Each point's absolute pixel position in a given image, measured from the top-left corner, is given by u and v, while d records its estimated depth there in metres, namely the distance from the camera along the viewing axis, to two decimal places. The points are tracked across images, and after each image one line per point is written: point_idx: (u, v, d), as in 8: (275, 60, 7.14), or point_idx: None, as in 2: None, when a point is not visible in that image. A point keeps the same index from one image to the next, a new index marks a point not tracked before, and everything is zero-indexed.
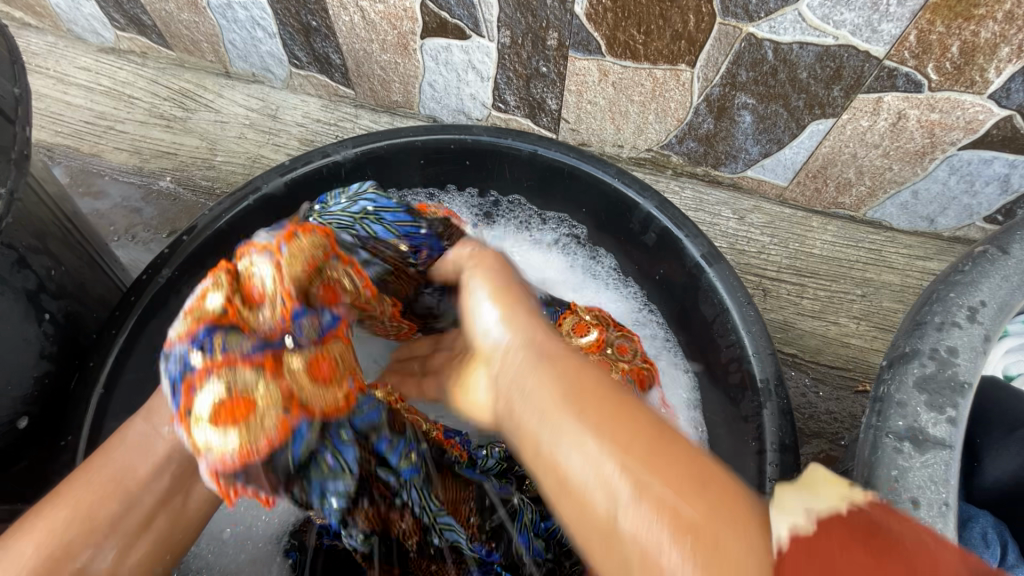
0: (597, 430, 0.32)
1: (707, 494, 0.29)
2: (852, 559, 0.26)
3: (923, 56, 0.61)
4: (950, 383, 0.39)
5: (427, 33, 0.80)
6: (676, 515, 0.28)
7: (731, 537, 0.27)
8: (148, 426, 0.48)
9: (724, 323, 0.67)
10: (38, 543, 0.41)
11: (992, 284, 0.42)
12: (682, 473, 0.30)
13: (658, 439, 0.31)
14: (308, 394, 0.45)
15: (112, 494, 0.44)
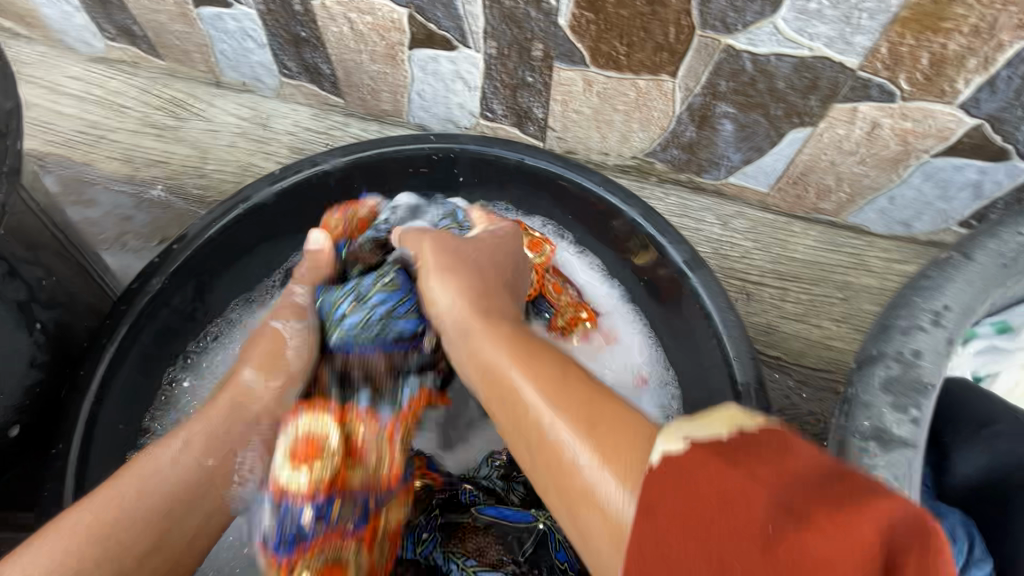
0: (536, 377, 0.45)
1: (602, 415, 0.40)
2: (714, 474, 0.31)
3: (894, 67, 0.63)
4: (914, 384, 0.41)
5: (416, 44, 0.82)
6: (581, 432, 0.39)
7: (620, 440, 0.38)
8: (182, 453, 0.58)
9: (706, 328, 0.69)
10: (81, 537, 0.51)
11: (957, 289, 0.44)
12: (614, 425, 0.39)
13: (584, 393, 0.42)
14: (381, 553, 0.62)
15: (138, 504, 0.54)
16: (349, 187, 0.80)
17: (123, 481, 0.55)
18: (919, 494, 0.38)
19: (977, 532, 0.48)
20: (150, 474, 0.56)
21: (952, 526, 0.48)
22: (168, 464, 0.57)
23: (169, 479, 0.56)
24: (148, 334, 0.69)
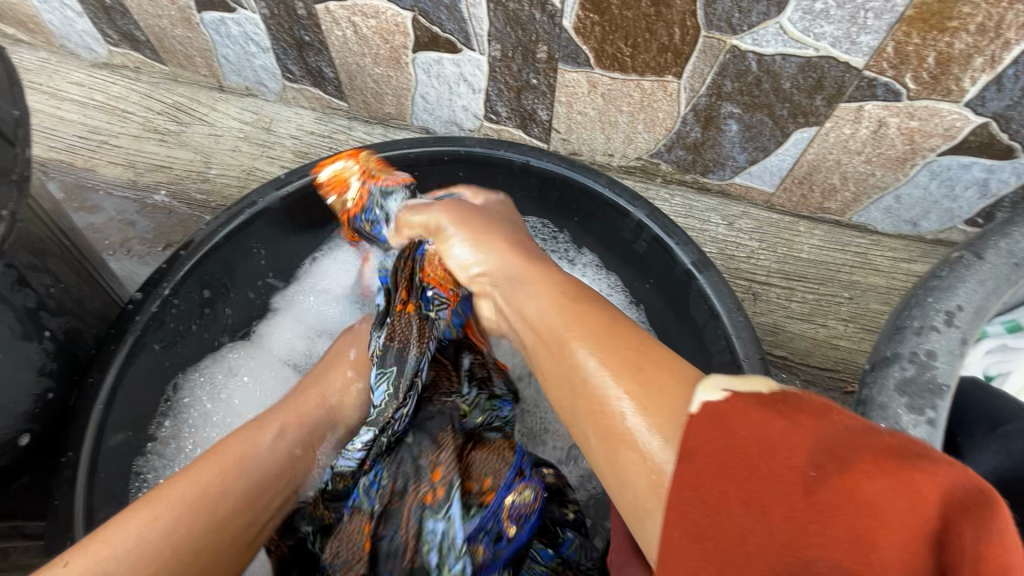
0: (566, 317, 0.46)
1: (647, 370, 0.39)
2: (769, 425, 0.32)
3: (901, 66, 0.63)
4: (929, 385, 0.40)
5: (419, 47, 0.82)
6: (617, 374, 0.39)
7: (665, 390, 0.37)
8: (260, 432, 0.60)
9: (715, 329, 0.69)
10: (176, 513, 0.51)
11: (968, 288, 0.43)
12: (653, 372, 0.38)
13: (617, 334, 0.43)
14: None
15: (232, 480, 0.55)
16: None
17: (208, 461, 0.56)
18: None
19: None
20: (243, 457, 0.57)
21: None
22: (256, 448, 0.59)
23: (253, 470, 0.57)
24: (153, 340, 0.69)
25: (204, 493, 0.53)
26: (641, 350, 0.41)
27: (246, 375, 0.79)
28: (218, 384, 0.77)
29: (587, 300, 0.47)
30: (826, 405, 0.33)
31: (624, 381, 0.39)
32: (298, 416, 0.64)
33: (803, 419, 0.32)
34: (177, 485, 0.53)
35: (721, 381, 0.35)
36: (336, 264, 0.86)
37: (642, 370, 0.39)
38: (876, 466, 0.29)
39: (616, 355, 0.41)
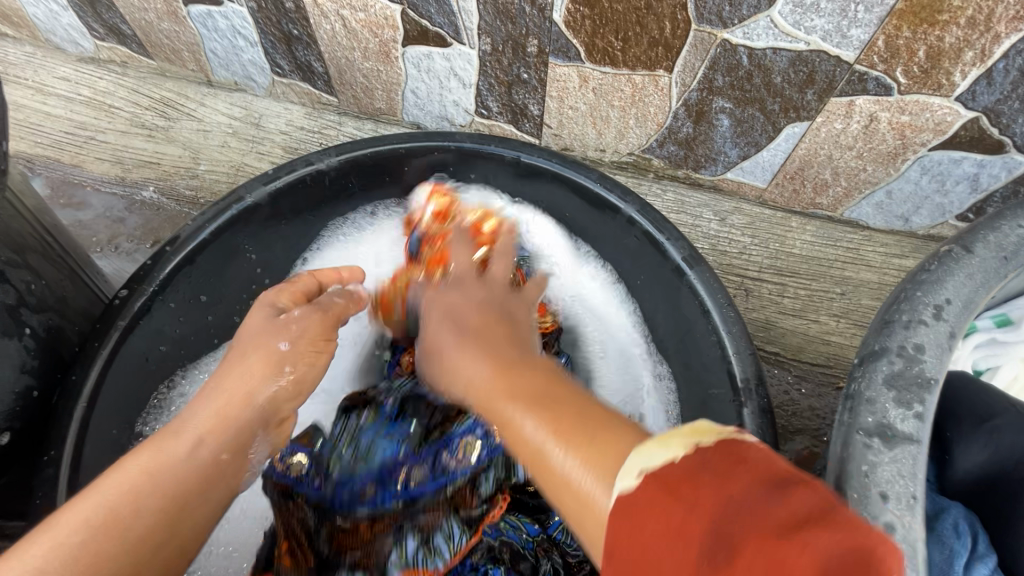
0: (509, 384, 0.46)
1: (579, 435, 0.39)
2: (663, 491, 0.32)
3: (891, 60, 0.63)
4: (917, 379, 0.40)
5: (409, 41, 0.81)
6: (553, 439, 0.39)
7: (602, 452, 0.37)
8: (195, 433, 0.51)
9: (706, 325, 0.68)
10: (82, 534, 0.44)
11: (956, 282, 0.43)
12: (591, 431, 0.39)
13: (552, 400, 0.43)
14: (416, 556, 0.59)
15: (153, 490, 0.47)
16: (343, 187, 0.80)
17: (117, 480, 0.47)
18: (924, 489, 0.37)
19: (980, 526, 0.47)
20: (158, 473, 0.48)
21: (955, 519, 0.46)
22: (182, 454, 0.49)
23: (178, 484, 0.48)
24: (139, 338, 0.68)
25: (112, 517, 0.45)
26: (578, 421, 0.40)
27: None
28: None
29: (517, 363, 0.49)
30: (723, 469, 0.31)
31: (563, 447, 0.38)
32: (226, 414, 0.53)
33: (701, 495, 0.30)
34: (78, 513, 0.45)
35: (636, 462, 0.34)
36: (348, 245, 0.85)
37: (574, 438, 0.39)
38: (759, 544, 0.27)
39: (557, 427, 0.40)
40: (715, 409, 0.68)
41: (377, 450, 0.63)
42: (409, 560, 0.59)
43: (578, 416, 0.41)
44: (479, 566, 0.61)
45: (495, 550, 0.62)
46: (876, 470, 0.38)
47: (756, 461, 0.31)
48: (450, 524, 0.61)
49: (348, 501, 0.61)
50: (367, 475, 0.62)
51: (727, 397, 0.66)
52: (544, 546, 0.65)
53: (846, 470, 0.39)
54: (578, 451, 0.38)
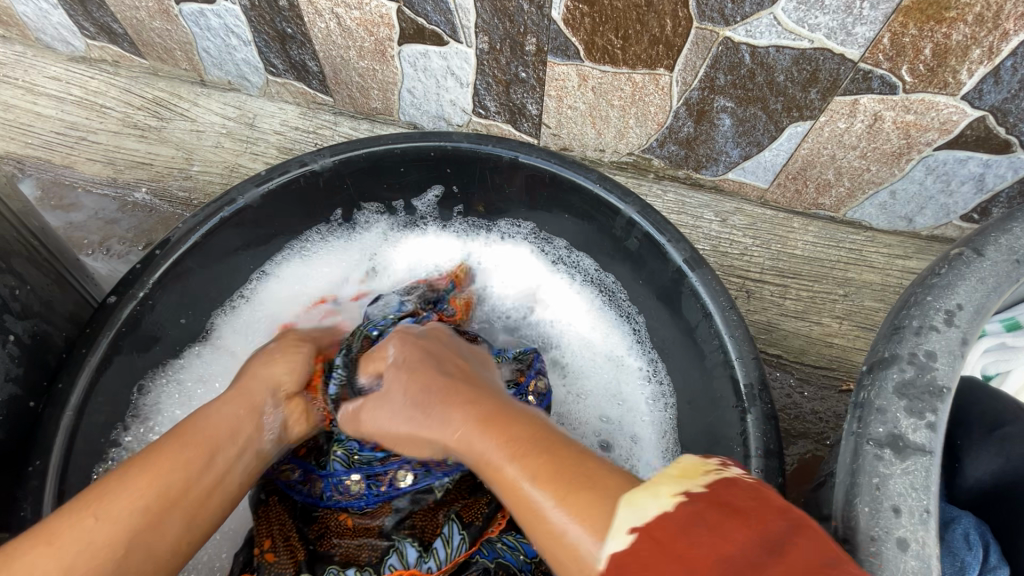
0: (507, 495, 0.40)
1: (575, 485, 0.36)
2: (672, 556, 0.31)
3: (897, 58, 0.62)
4: (929, 388, 0.39)
5: (405, 39, 0.80)
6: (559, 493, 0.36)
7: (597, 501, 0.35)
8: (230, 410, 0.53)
9: (708, 329, 0.67)
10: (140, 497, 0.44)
11: (968, 287, 0.42)
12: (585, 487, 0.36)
13: (550, 451, 0.39)
14: None
15: (200, 458, 0.48)
16: (338, 188, 0.78)
17: (169, 437, 0.49)
18: (938, 503, 0.36)
19: (992, 536, 0.46)
20: (201, 430, 0.50)
21: (966, 529, 0.45)
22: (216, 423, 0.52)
23: (216, 437, 0.51)
24: (128, 344, 0.67)
25: (161, 456, 0.47)
26: (566, 463, 0.38)
27: (217, 380, 0.75)
28: (189, 392, 0.74)
29: (503, 434, 0.43)
30: (728, 514, 0.32)
31: (561, 504, 0.35)
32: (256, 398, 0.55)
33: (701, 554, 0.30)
34: (140, 461, 0.46)
35: (625, 518, 0.33)
36: (318, 256, 0.84)
37: (569, 485, 0.36)
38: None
39: (545, 473, 0.37)
40: (718, 414, 0.67)
41: (364, 449, 0.62)
42: (405, 565, 0.57)
43: (560, 448, 0.39)
44: None
45: (490, 573, 0.59)
46: (886, 483, 0.36)
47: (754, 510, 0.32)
48: (450, 529, 0.59)
49: (337, 495, 0.62)
50: (356, 468, 0.61)
51: (731, 402, 0.64)
52: (542, 570, 0.62)
53: (856, 482, 0.37)
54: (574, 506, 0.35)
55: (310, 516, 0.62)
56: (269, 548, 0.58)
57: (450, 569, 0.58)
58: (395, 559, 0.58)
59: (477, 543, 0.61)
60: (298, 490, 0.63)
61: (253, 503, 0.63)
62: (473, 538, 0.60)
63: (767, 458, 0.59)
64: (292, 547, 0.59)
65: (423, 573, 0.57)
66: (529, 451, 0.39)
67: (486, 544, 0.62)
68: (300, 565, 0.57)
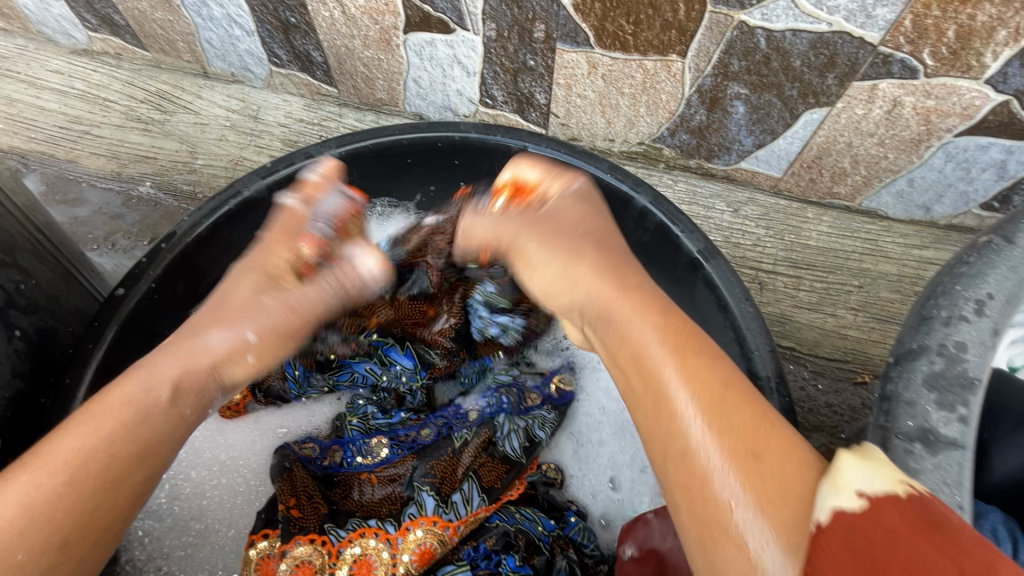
0: (655, 408, 0.41)
1: (746, 421, 0.38)
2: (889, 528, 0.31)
3: (918, 41, 0.60)
4: (960, 380, 0.37)
5: (410, 27, 0.78)
6: (721, 419, 0.38)
7: (786, 460, 0.36)
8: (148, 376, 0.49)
9: (723, 321, 0.66)
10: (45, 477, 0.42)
11: (998, 275, 0.40)
12: (762, 431, 0.37)
13: (737, 401, 0.39)
14: (415, 535, 0.57)
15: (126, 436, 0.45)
16: (344, 179, 0.77)
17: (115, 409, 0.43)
18: (970, 498, 0.35)
19: (1019, 531, 0.45)
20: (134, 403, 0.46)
21: (994, 525, 0.44)
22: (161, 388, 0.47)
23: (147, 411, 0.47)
24: (134, 338, 0.66)
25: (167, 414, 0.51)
26: (723, 387, 0.40)
27: None
28: None
29: (691, 342, 0.43)
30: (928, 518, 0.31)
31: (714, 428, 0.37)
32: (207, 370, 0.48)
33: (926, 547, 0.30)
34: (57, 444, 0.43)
35: (847, 479, 0.34)
36: None
37: (737, 430, 0.37)
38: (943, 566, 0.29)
39: (700, 388, 0.39)
40: None
41: (381, 416, 0.66)
42: (426, 514, 0.58)
43: (736, 392, 0.39)
44: (492, 554, 0.58)
45: (511, 536, 0.59)
46: (918, 478, 0.35)
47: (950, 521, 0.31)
48: (470, 487, 0.61)
49: (358, 458, 0.63)
50: (376, 432, 0.65)
51: None
52: (561, 543, 0.62)
53: None
54: (727, 442, 0.37)
55: (332, 480, 0.63)
56: (294, 504, 0.58)
57: (471, 523, 0.59)
58: (418, 508, 0.58)
59: (497, 504, 0.62)
60: (319, 464, 0.64)
61: (275, 471, 0.62)
62: (493, 498, 0.62)
63: None
64: (316, 504, 0.59)
65: (445, 521, 0.58)
66: (702, 387, 0.39)
67: (506, 510, 0.62)
68: (322, 518, 0.58)
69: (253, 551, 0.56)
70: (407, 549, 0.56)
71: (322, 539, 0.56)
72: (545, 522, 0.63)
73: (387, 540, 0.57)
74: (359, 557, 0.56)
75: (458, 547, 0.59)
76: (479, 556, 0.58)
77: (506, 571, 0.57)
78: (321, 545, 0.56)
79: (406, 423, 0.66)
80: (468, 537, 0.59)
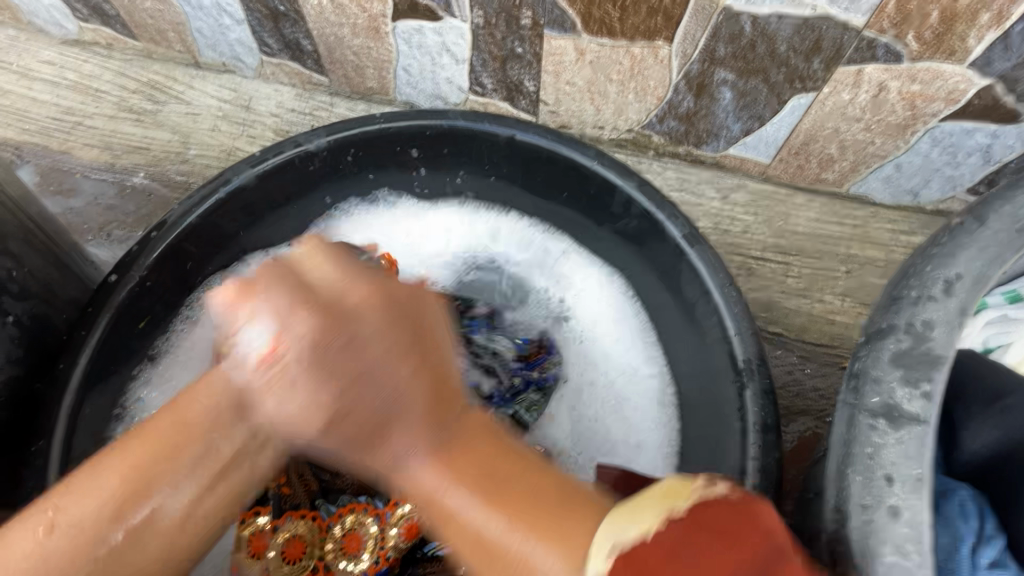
0: (454, 515, 0.41)
1: (516, 501, 0.40)
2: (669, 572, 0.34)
3: (902, 25, 0.60)
4: (925, 357, 0.38)
5: (399, 15, 0.78)
6: (502, 509, 0.40)
7: (569, 523, 0.38)
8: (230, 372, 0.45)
9: (707, 306, 0.67)
10: (115, 480, 0.41)
11: (969, 256, 0.41)
12: (541, 498, 0.40)
13: (515, 490, 0.41)
14: (402, 513, 0.58)
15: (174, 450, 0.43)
16: (336, 168, 0.78)
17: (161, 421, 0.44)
18: (933, 472, 0.35)
19: (988, 507, 0.46)
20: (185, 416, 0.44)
21: (963, 501, 0.46)
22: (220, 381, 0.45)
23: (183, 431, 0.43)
24: (128, 325, 0.68)
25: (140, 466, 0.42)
26: (477, 473, 0.42)
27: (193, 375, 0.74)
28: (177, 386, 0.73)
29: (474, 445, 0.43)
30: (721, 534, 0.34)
31: (500, 525, 0.39)
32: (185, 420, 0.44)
33: (696, 572, 0.33)
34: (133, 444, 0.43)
35: (610, 538, 0.36)
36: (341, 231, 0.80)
37: (515, 517, 0.39)
38: None
39: (467, 487, 0.41)
40: (715, 391, 0.67)
41: None
42: None
43: (499, 477, 0.41)
44: None
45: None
46: (880, 452, 0.37)
47: (747, 538, 0.34)
48: None
49: None
50: None
51: (729, 379, 0.65)
52: None
53: (850, 451, 0.38)
54: (513, 522, 0.39)
55: (320, 461, 0.62)
56: (285, 481, 0.59)
57: None
58: None
59: None
60: None
61: None
62: None
63: (764, 433, 0.60)
64: (306, 481, 0.60)
65: None
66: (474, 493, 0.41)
67: None
68: (312, 495, 0.60)
69: (244, 527, 0.57)
70: (395, 523, 0.58)
71: (312, 514, 0.59)
72: None
73: (375, 515, 0.58)
74: (348, 532, 0.58)
75: None
76: None
77: None
78: (311, 520, 0.59)
79: None
80: None
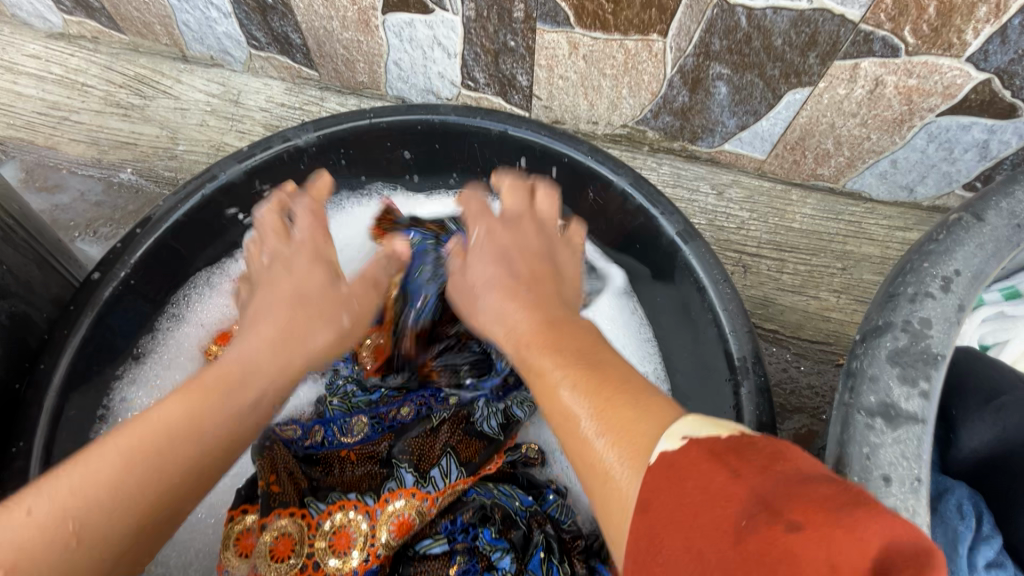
0: (558, 401, 0.40)
1: (622, 395, 0.38)
2: (704, 476, 0.30)
3: (899, 18, 0.59)
4: (922, 355, 0.38)
5: (389, 7, 0.77)
6: (600, 395, 0.38)
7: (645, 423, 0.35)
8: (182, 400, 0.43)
9: (702, 303, 0.66)
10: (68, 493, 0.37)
11: (967, 252, 0.40)
12: (632, 399, 0.37)
13: (614, 383, 0.39)
14: (392, 509, 0.58)
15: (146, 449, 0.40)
16: (325, 163, 0.76)
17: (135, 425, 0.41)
18: (929, 470, 0.35)
19: (984, 505, 0.46)
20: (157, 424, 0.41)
21: (959, 500, 0.46)
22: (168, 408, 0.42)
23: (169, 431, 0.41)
24: (111, 322, 0.66)
25: (132, 457, 0.39)
26: (592, 370, 0.40)
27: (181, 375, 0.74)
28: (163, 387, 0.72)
29: (581, 344, 0.44)
30: (769, 454, 0.30)
31: (594, 412, 0.37)
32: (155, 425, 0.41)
33: (743, 472, 0.29)
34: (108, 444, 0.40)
35: (679, 429, 0.33)
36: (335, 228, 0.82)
37: (606, 405, 0.37)
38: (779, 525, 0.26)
39: (577, 379, 0.40)
40: (713, 388, 0.67)
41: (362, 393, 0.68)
42: (405, 486, 0.60)
43: (601, 370, 0.40)
44: (468, 527, 0.60)
45: (487, 509, 0.61)
46: (877, 452, 0.36)
47: (795, 457, 0.29)
48: (449, 462, 0.62)
49: (341, 437, 0.65)
50: (356, 411, 0.66)
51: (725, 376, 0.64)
52: (538, 518, 0.62)
53: (846, 452, 0.37)
54: (605, 419, 0.37)
55: (311, 459, 0.64)
56: (274, 479, 0.58)
57: (449, 496, 0.61)
58: (398, 481, 0.60)
59: (475, 478, 0.63)
60: (301, 445, 0.65)
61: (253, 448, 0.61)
62: (471, 471, 0.63)
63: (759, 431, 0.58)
64: (296, 480, 0.60)
65: (424, 493, 0.60)
66: (579, 383, 0.40)
67: (483, 484, 0.64)
68: (302, 493, 0.59)
69: (233, 525, 0.58)
70: (386, 521, 0.58)
71: (301, 512, 0.58)
72: (523, 497, 0.64)
73: (365, 511, 0.58)
74: (338, 528, 0.57)
75: (434, 521, 0.60)
76: (456, 529, 0.60)
77: (483, 543, 0.59)
78: (300, 518, 0.57)
79: (387, 400, 0.67)
80: (445, 511, 0.61)
